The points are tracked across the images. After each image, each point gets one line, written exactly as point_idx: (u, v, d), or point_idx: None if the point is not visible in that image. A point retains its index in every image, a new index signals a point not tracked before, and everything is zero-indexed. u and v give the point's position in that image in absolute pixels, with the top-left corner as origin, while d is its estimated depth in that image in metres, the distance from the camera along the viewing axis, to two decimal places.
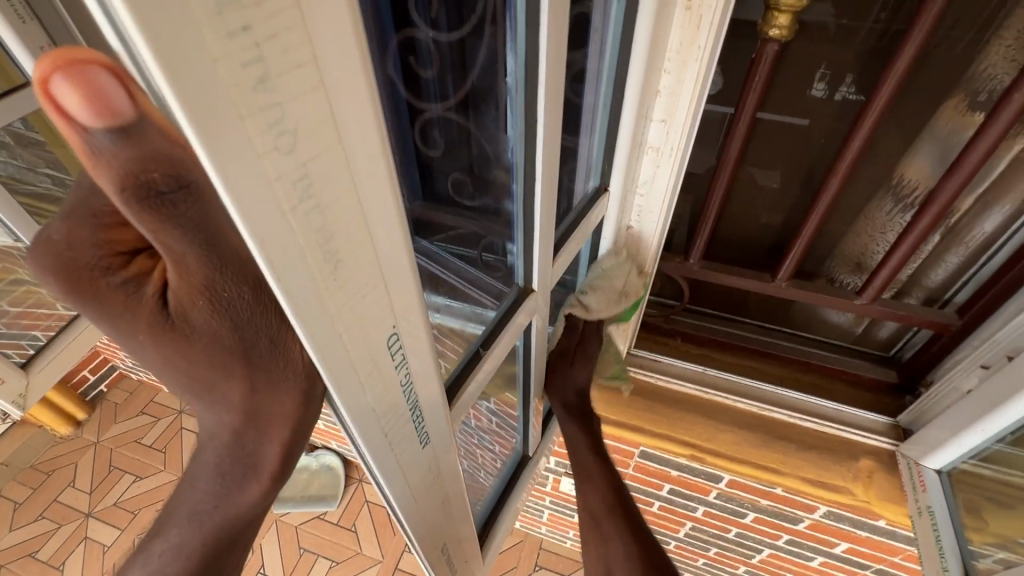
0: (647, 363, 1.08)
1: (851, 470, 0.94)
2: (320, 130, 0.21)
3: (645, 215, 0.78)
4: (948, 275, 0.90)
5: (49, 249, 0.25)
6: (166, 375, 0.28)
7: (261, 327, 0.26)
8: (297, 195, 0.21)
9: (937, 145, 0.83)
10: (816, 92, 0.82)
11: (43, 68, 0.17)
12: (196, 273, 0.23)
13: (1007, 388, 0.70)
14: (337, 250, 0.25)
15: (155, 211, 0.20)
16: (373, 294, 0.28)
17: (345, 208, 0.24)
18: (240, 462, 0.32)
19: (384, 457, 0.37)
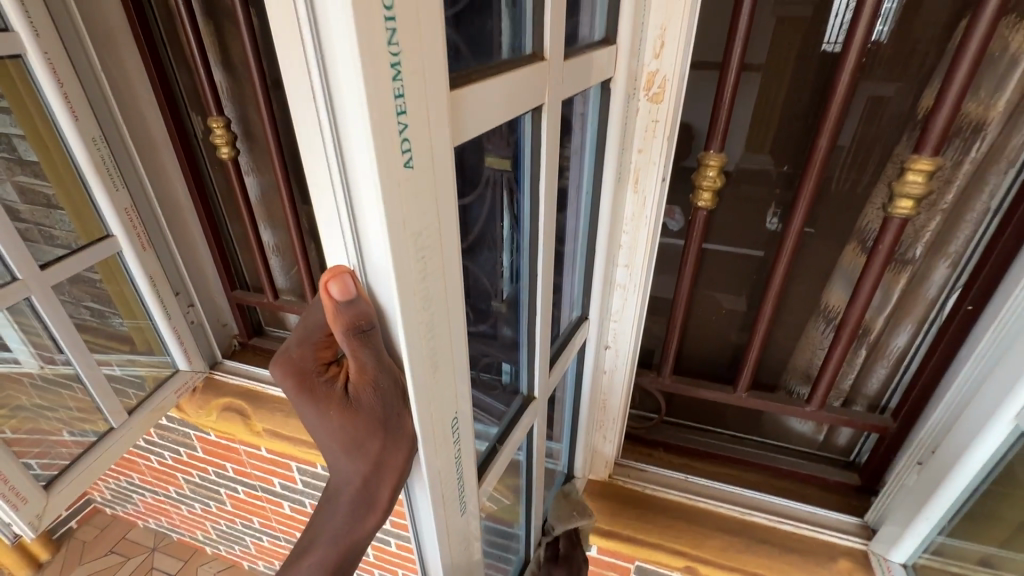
0: (634, 472, 1.18)
1: (831, 571, 1.00)
2: (438, 291, 0.38)
3: (619, 337, 0.94)
4: (882, 384, 1.06)
5: (291, 360, 0.40)
6: (335, 443, 0.41)
7: (393, 409, 0.39)
8: (428, 327, 0.37)
9: (846, 278, 1.04)
10: (773, 223, 1.02)
11: (325, 275, 0.35)
12: (368, 371, 0.38)
13: (938, 478, 0.85)
14: (439, 361, 0.39)
15: (357, 338, 0.36)
16: (451, 392, 0.42)
17: (444, 334, 0.40)
18: (356, 515, 0.43)
19: (431, 526, 0.49)
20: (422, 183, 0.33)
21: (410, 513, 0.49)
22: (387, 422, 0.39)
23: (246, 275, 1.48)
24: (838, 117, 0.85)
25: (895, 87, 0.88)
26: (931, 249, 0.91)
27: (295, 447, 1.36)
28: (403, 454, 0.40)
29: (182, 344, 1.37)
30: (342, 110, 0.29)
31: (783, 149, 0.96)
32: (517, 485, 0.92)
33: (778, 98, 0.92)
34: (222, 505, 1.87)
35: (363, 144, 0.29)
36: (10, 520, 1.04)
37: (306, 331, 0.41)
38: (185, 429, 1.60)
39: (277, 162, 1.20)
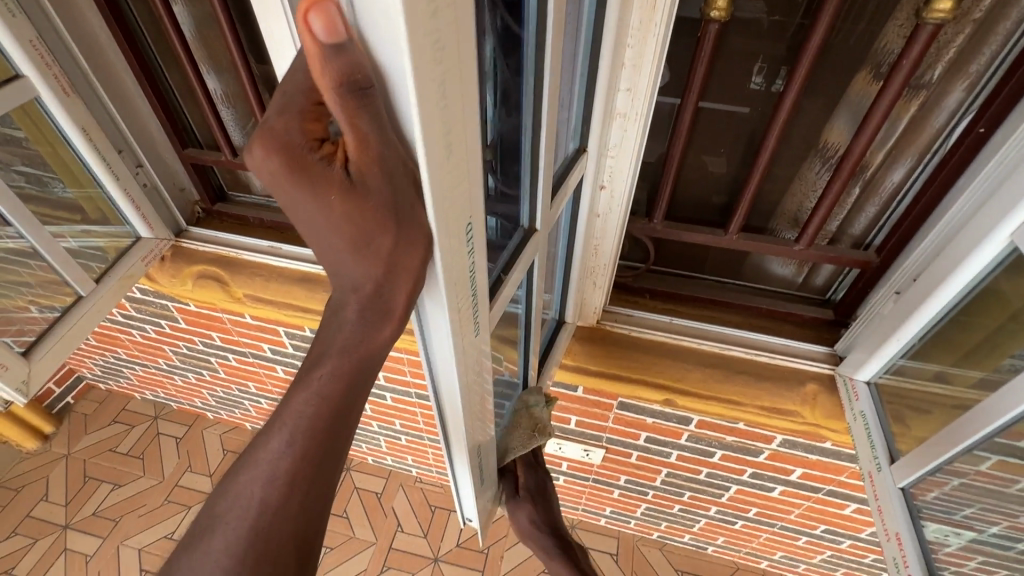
0: (622, 317, 1.20)
1: (799, 394, 1.10)
2: (452, 39, 0.31)
3: (615, 175, 0.88)
4: (869, 222, 1.06)
5: (275, 134, 0.37)
6: (339, 240, 0.41)
7: (402, 193, 0.37)
8: (440, 92, 0.32)
9: (851, 111, 0.98)
10: (756, 83, 0.95)
11: (304, 6, 0.30)
12: (373, 144, 0.35)
13: (916, 302, 0.88)
14: (452, 143, 0.35)
15: (355, 97, 0.33)
16: (465, 185, 0.40)
17: (456, 107, 0.34)
18: (377, 312, 0.44)
19: (443, 337, 0.49)
20: None
21: (427, 326, 0.49)
22: (398, 209, 0.38)
23: (195, 131, 1.31)
24: None
25: None
26: (950, 70, 0.84)
27: (281, 312, 1.35)
28: (418, 254, 0.40)
29: (139, 210, 1.26)
30: None
31: None
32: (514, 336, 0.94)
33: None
34: (216, 374, 1.91)
35: None
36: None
37: (290, 101, 0.38)
38: (162, 301, 1.55)
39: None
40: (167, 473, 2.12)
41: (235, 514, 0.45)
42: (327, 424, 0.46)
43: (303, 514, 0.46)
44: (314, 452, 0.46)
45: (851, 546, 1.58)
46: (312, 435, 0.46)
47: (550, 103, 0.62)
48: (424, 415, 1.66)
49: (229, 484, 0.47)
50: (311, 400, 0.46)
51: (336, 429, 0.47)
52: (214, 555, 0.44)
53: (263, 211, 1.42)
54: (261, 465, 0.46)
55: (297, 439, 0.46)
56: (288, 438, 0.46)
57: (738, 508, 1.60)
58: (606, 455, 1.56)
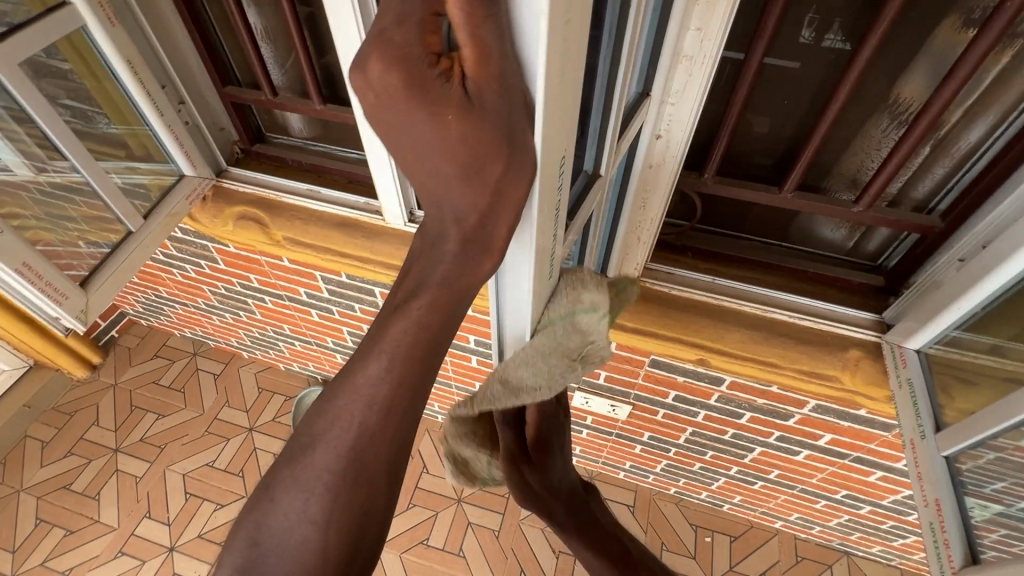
0: (662, 275, 1.19)
1: (841, 359, 1.08)
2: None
3: (674, 124, 0.85)
4: (935, 184, 1.01)
5: (395, 46, 0.37)
6: (449, 165, 0.42)
7: (516, 119, 0.38)
8: (569, 6, 0.31)
9: (931, 63, 0.91)
10: (804, 38, 0.90)
11: None
12: (495, 60, 0.35)
13: (984, 271, 0.84)
14: (567, 65, 0.36)
15: (486, 6, 0.32)
16: (569, 113, 0.41)
17: (577, 28, 0.34)
18: (477, 245, 0.46)
19: (517, 268, 0.52)
20: None
21: (511, 258, 0.51)
22: (512, 136, 0.38)
23: (236, 69, 1.28)
24: None
25: None
26: None
27: (319, 256, 1.36)
28: (523, 181, 0.41)
29: (183, 147, 1.26)
30: None
31: None
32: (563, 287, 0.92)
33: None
34: (253, 315, 1.97)
35: None
36: (58, 314, 1.07)
37: (408, 9, 0.37)
38: (203, 241, 1.58)
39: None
40: (206, 406, 2.23)
41: (334, 435, 0.45)
42: (424, 352, 0.47)
43: (397, 441, 0.46)
44: (411, 378, 0.46)
45: (870, 511, 1.60)
46: (410, 362, 0.47)
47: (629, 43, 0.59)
48: (454, 364, 1.69)
49: (326, 408, 0.47)
50: (411, 328, 0.47)
51: (430, 359, 0.48)
52: (318, 472, 0.44)
53: (301, 153, 1.41)
54: (358, 389, 0.46)
55: (394, 365, 0.46)
56: (385, 366, 0.46)
57: (760, 469, 1.62)
58: (633, 412, 1.58)
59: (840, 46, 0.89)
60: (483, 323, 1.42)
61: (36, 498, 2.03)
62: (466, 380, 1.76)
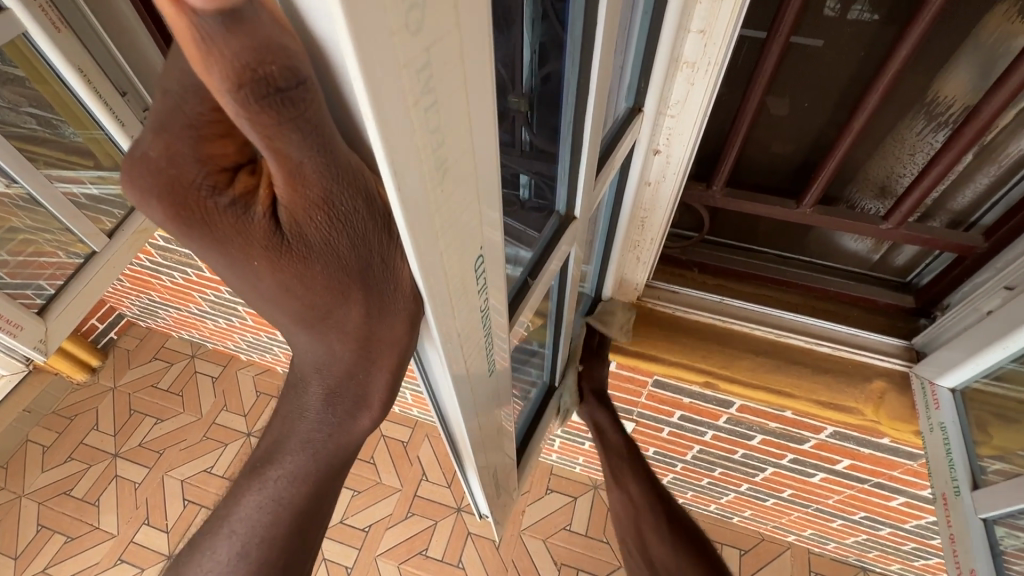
0: (663, 294, 1.09)
1: (864, 391, 0.98)
2: (443, 12, 0.22)
3: (675, 137, 0.74)
4: (977, 196, 0.88)
5: (157, 169, 0.29)
6: (284, 312, 0.34)
7: (374, 246, 0.30)
8: (417, 82, 0.22)
9: (981, 57, 0.78)
10: (829, 10, 0.77)
11: None
12: (312, 181, 0.26)
13: None
14: (445, 155, 0.27)
15: (277, 108, 0.23)
16: (471, 205, 0.33)
17: (453, 107, 0.26)
18: (350, 391, 0.39)
19: (439, 356, 0.43)
20: None
21: (431, 357, 0.44)
22: (366, 268, 0.31)
23: None
24: None
25: None
26: None
27: None
28: (401, 313, 0.35)
29: None
30: None
31: None
32: (545, 311, 0.83)
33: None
34: (245, 321, 1.91)
35: None
36: (15, 346, 1.06)
37: (178, 110, 0.28)
38: (185, 250, 1.52)
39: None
40: (205, 410, 2.20)
41: None
42: (289, 521, 0.44)
43: None
44: (273, 559, 0.44)
45: (890, 533, 1.50)
46: (270, 543, 0.44)
47: (602, 59, 0.48)
48: None
49: None
50: (266, 504, 0.43)
51: (303, 521, 0.44)
52: None
53: None
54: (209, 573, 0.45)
55: (249, 550, 0.44)
56: (238, 549, 0.44)
57: (771, 488, 1.53)
58: (636, 428, 1.49)
59: (867, 18, 0.77)
60: None
61: (38, 503, 2.04)
62: None
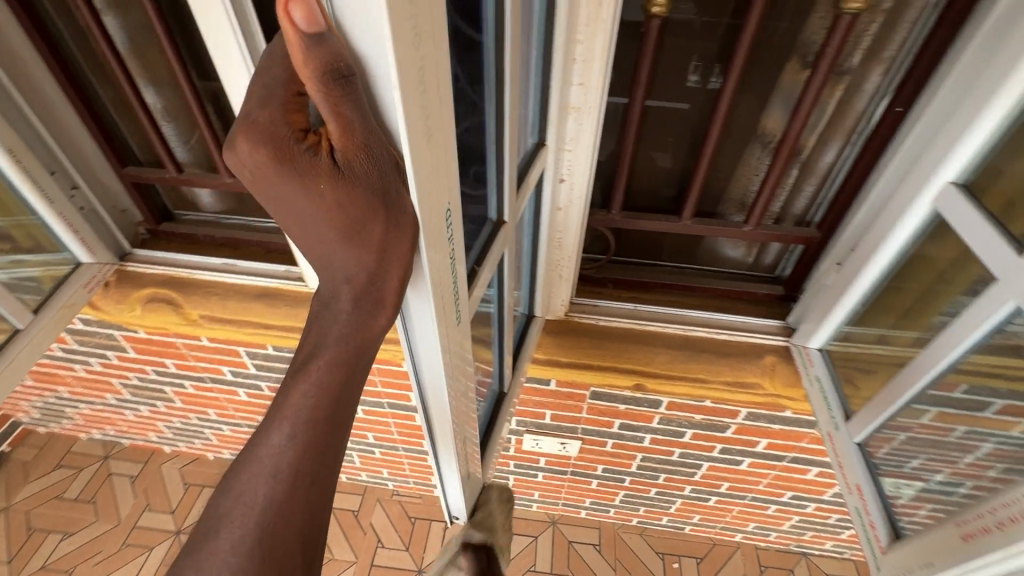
0: (588, 308, 1.24)
1: (760, 366, 1.17)
2: (428, 40, 0.36)
3: (574, 167, 0.91)
4: (809, 200, 1.13)
5: (260, 126, 0.40)
6: (330, 228, 0.44)
7: (390, 182, 0.41)
8: (419, 76, 0.35)
9: (784, 98, 1.04)
10: (693, 82, 1.01)
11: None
12: (359, 132, 0.38)
13: (856, 271, 0.98)
14: (432, 135, 0.40)
15: (340, 87, 0.35)
16: (445, 183, 0.46)
17: (433, 103, 0.39)
18: (372, 297, 0.47)
19: (426, 311, 0.52)
20: None
21: (412, 318, 0.54)
22: (387, 194, 0.41)
23: (136, 150, 1.28)
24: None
25: None
26: (867, 57, 0.92)
27: (240, 330, 1.32)
28: (408, 235, 0.43)
29: (79, 236, 1.22)
30: None
31: None
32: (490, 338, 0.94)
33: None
34: (171, 404, 1.81)
35: None
36: None
37: (275, 91, 0.41)
38: (107, 330, 1.47)
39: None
40: (124, 514, 2.00)
41: (234, 517, 0.46)
42: (330, 406, 0.49)
43: (311, 505, 0.49)
44: (315, 446, 0.49)
45: (816, 508, 1.67)
46: (312, 427, 0.49)
47: (509, 99, 0.64)
48: (397, 425, 1.63)
49: (225, 489, 0.48)
50: (309, 392, 0.48)
51: (340, 408, 0.50)
52: (220, 561, 0.45)
53: (213, 228, 1.39)
54: (262, 460, 0.48)
55: (297, 432, 0.48)
56: (288, 432, 0.48)
57: (710, 485, 1.66)
58: (583, 447, 1.58)
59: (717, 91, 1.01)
60: None
61: None
62: (412, 440, 1.69)
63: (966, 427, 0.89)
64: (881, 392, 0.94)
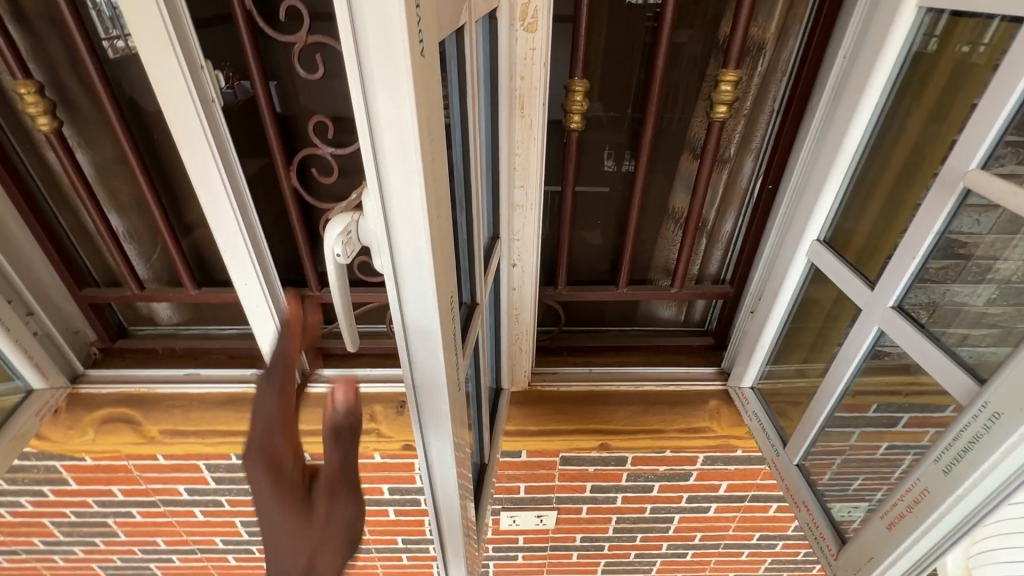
0: (548, 375, 1.35)
1: (706, 410, 1.31)
2: (435, 175, 0.51)
3: (523, 252, 1.06)
4: (720, 262, 1.34)
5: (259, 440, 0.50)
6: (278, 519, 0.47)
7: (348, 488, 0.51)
8: (433, 198, 0.50)
9: (684, 182, 1.26)
10: (610, 164, 1.22)
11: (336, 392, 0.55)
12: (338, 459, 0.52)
13: (765, 315, 1.18)
14: (439, 238, 0.54)
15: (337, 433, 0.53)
16: (446, 275, 0.58)
17: (439, 216, 0.53)
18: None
19: (434, 388, 0.62)
20: (426, 85, 0.45)
21: (421, 394, 0.63)
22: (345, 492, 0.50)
23: (94, 270, 1.30)
24: (664, 62, 1.04)
25: (688, 35, 1.09)
26: (739, 148, 1.17)
27: (202, 441, 1.30)
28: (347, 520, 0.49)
29: (33, 361, 1.22)
30: (369, 40, 0.40)
31: (612, 97, 1.14)
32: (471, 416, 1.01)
33: (599, 45, 1.08)
34: (112, 539, 1.65)
35: (400, 61, 0.40)
36: None
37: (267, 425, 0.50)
38: (48, 460, 1.38)
39: (251, 61, 0.97)
40: None
41: None
42: None
43: None
44: None
45: (784, 546, 1.75)
46: None
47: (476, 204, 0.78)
48: (369, 524, 1.58)
49: None
50: None
51: None
52: None
53: (171, 339, 1.39)
54: None
55: None
56: None
57: (685, 538, 1.70)
58: (559, 517, 1.60)
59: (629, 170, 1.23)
60: (392, 467, 1.39)
61: None
62: (385, 538, 1.63)
63: (888, 443, 0.96)
64: (806, 413, 1.10)
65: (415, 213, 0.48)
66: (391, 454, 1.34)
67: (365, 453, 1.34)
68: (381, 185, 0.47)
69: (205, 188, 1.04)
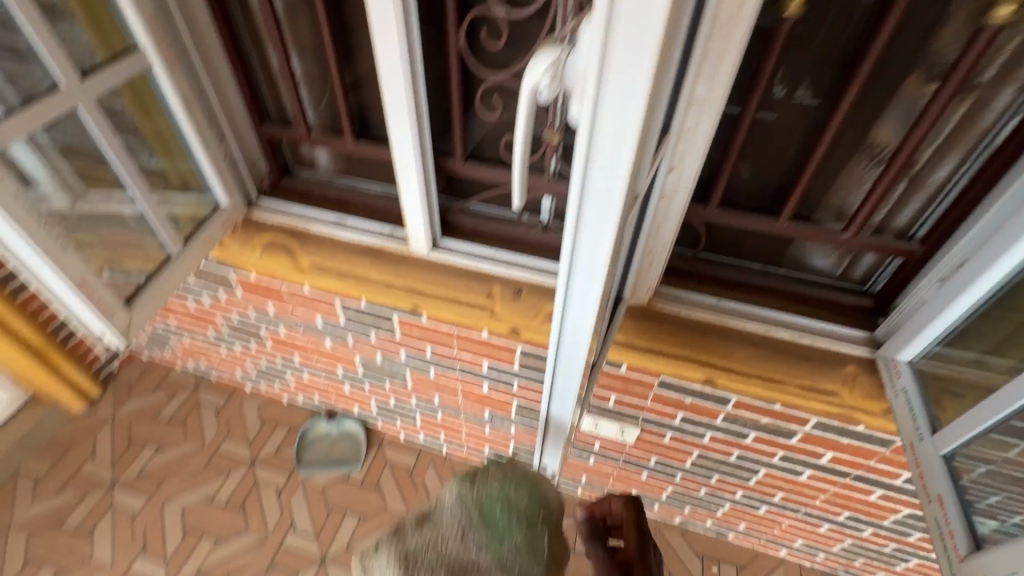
0: (671, 297, 1.28)
1: (840, 374, 1.20)
2: (670, 28, 0.46)
3: (686, 157, 0.96)
4: (914, 215, 1.12)
5: None
6: None
7: None
8: (661, 57, 0.46)
9: (902, 111, 1.02)
10: (779, 91, 1.03)
11: None
12: None
13: (963, 283, 0.98)
14: (652, 103, 0.51)
15: None
16: (643, 148, 0.56)
17: (658, 79, 0.50)
18: None
19: (594, 246, 0.64)
20: None
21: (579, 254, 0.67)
22: None
23: (272, 109, 1.42)
24: None
25: None
26: (1002, 73, 0.91)
27: (339, 281, 1.45)
28: None
29: (221, 179, 1.40)
30: None
31: None
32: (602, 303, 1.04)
33: None
34: (262, 345, 1.98)
35: None
36: (104, 330, 1.20)
37: None
38: (224, 269, 1.65)
39: None
40: (208, 439, 2.22)
41: None
42: None
43: None
44: None
45: (872, 533, 1.64)
46: None
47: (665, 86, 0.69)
48: (464, 391, 1.73)
49: None
50: None
51: None
52: None
53: (326, 186, 1.53)
54: None
55: None
56: None
57: (764, 492, 1.66)
58: (640, 436, 1.62)
59: (810, 100, 1.03)
60: (496, 347, 1.47)
61: (28, 537, 2.00)
62: (475, 407, 1.79)
63: None
64: (980, 404, 0.93)
65: (638, 60, 0.45)
66: (498, 335, 1.41)
67: (476, 328, 1.42)
68: (611, 21, 0.43)
69: (379, 39, 1.05)
